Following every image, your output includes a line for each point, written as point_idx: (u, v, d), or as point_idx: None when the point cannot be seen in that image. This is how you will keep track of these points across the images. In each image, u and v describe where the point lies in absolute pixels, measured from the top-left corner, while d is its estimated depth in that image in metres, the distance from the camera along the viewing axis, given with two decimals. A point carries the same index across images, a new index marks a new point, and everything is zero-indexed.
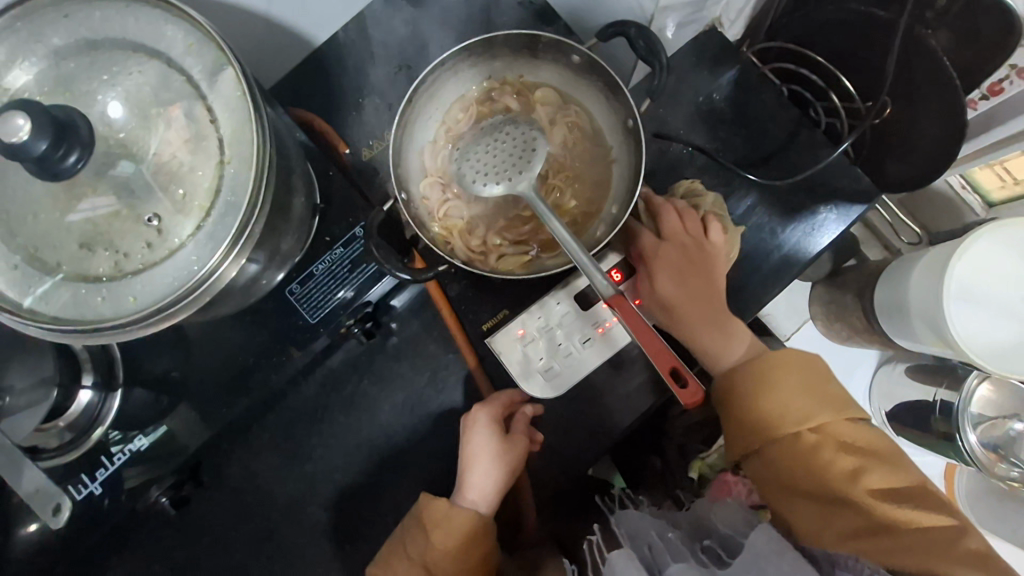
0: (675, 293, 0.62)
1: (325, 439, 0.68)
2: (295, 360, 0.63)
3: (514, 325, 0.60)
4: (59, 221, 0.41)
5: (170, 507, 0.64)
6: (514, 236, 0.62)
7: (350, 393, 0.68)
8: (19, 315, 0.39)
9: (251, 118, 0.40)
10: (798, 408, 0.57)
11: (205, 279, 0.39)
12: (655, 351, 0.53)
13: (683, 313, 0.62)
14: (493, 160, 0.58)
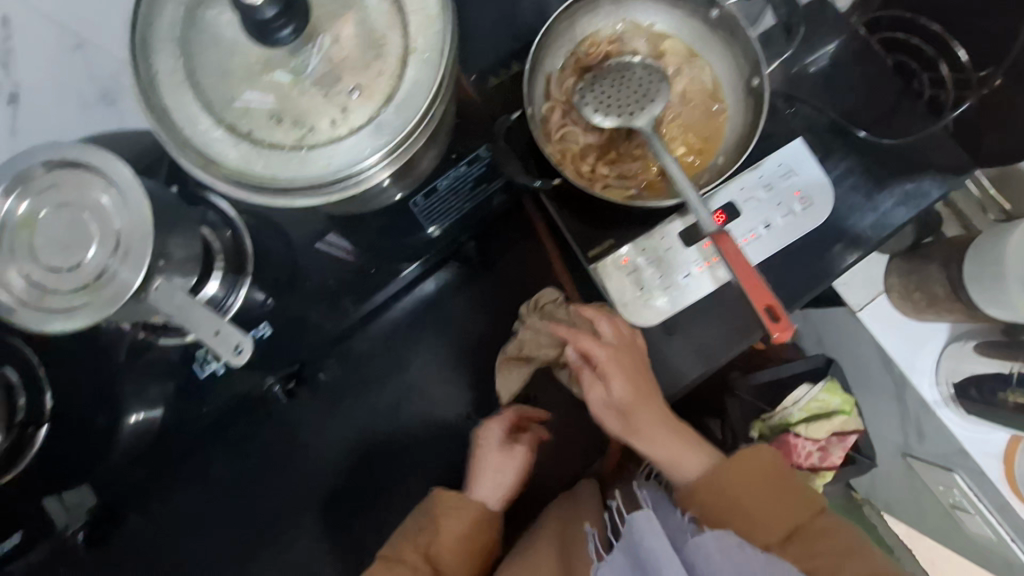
0: (647, 437, 0.61)
1: (419, 351, 0.77)
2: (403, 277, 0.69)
3: (619, 253, 0.62)
4: (250, 91, 0.45)
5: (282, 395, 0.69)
6: (621, 170, 0.62)
7: (446, 309, 0.77)
8: (218, 169, 0.43)
9: (446, 24, 0.44)
10: (764, 495, 0.58)
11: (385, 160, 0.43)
12: (751, 281, 0.51)
13: (642, 439, 0.61)
14: (615, 96, 0.60)
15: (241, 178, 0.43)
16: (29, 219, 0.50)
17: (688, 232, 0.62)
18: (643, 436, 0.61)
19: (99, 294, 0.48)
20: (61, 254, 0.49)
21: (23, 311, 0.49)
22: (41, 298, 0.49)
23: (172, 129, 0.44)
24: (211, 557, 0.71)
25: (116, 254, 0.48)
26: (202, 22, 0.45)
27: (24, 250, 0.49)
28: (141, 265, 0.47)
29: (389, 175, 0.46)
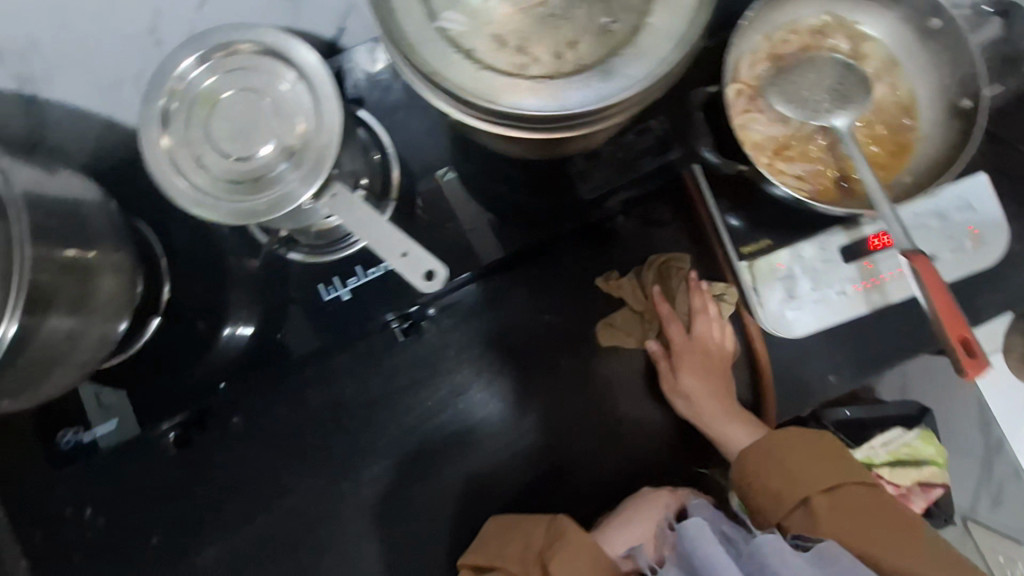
0: (707, 403, 0.60)
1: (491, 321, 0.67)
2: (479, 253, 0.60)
3: (776, 256, 0.59)
4: (476, 10, 0.42)
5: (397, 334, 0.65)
6: (797, 168, 0.57)
7: (527, 277, 0.67)
8: (435, 80, 0.40)
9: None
10: (816, 461, 0.54)
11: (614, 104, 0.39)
12: (947, 309, 0.47)
13: (706, 414, 0.60)
14: (808, 91, 0.57)
15: (455, 94, 0.40)
16: (206, 95, 0.46)
17: (850, 248, 0.60)
18: (705, 407, 0.60)
19: (262, 195, 0.45)
20: (232, 141, 0.46)
21: (177, 187, 0.45)
22: (198, 181, 0.45)
23: (394, 31, 0.40)
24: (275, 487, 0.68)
25: (291, 156, 0.46)
26: None
27: (196, 126, 0.46)
28: (314, 176, 0.44)
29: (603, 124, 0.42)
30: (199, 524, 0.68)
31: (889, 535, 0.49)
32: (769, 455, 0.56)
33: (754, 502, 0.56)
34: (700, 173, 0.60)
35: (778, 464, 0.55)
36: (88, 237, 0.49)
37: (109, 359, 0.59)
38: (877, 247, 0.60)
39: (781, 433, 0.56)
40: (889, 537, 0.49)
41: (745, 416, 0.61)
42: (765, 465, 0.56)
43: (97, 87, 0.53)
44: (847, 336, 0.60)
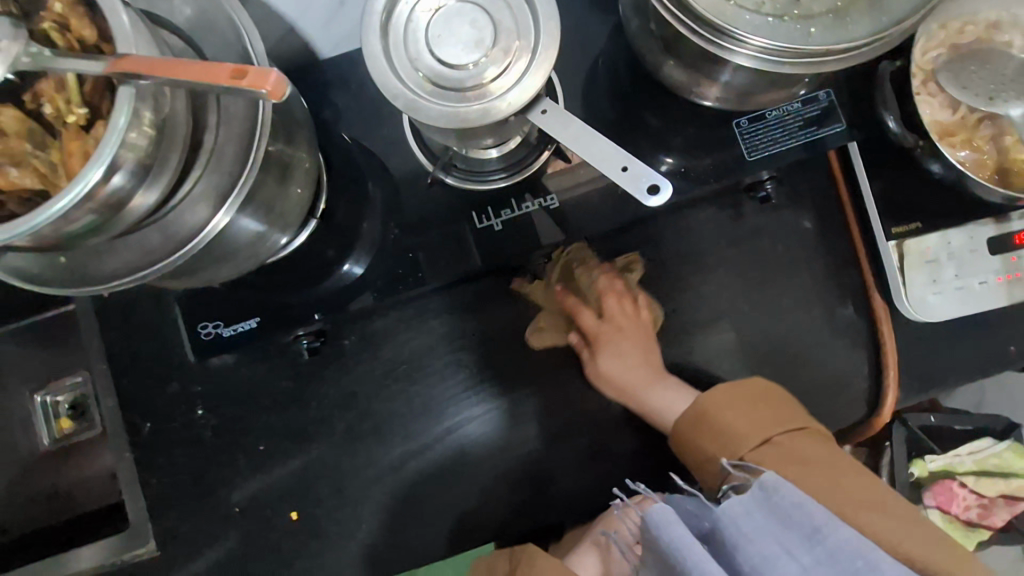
0: (626, 377, 0.63)
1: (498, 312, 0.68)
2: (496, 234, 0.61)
3: (924, 239, 0.60)
4: None
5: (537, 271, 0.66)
6: (960, 156, 0.58)
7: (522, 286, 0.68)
8: (681, 2, 0.42)
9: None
10: (753, 417, 0.57)
11: (853, 47, 0.40)
12: None
13: (628, 389, 0.63)
14: (977, 81, 0.58)
15: (680, 4, 0.42)
16: (432, 4, 0.49)
17: (997, 240, 0.60)
18: (627, 382, 0.63)
19: (470, 105, 0.46)
20: (446, 48, 0.47)
21: (395, 86, 0.47)
22: (410, 81, 0.47)
23: None
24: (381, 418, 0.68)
25: (501, 74, 0.47)
26: None
27: (416, 32, 0.48)
28: (527, 95, 0.46)
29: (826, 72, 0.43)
30: (306, 439, 0.68)
31: (831, 464, 0.54)
32: (710, 414, 0.58)
33: (698, 458, 0.59)
34: (854, 148, 0.61)
35: (718, 421, 0.58)
36: (290, 131, 0.51)
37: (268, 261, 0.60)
38: None
39: (706, 400, 0.59)
40: (828, 469, 0.53)
41: (660, 375, 0.64)
42: (702, 419, 0.59)
43: None
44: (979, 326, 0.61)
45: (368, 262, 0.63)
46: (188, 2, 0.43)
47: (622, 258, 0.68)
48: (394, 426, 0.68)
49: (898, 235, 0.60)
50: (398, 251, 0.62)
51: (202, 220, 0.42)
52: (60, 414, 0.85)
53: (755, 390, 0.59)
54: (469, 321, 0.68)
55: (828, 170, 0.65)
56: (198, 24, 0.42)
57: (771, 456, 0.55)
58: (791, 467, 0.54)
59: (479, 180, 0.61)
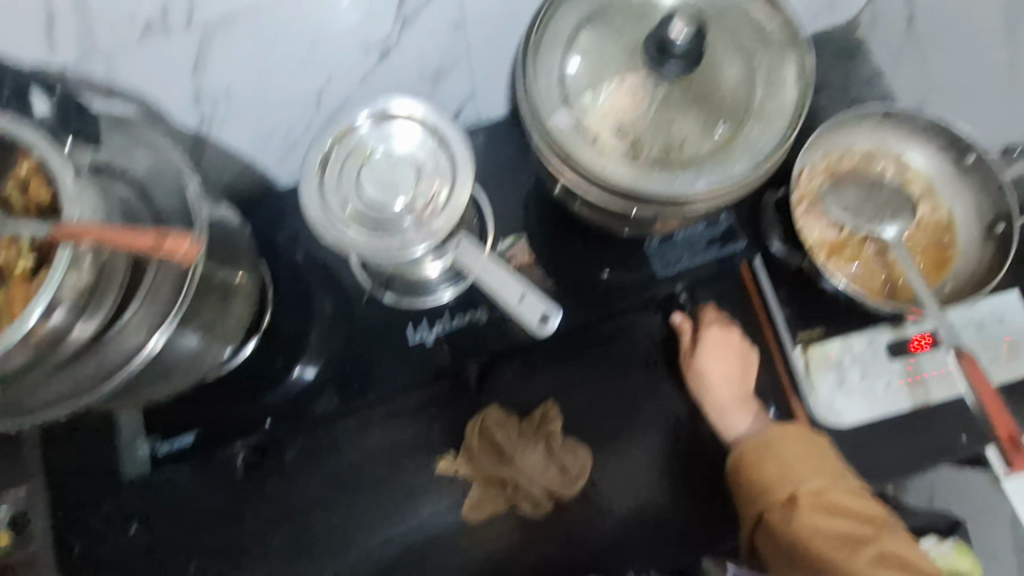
0: (715, 390, 0.64)
1: (435, 420, 0.69)
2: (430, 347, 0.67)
3: (829, 345, 0.65)
4: (603, 103, 0.50)
5: (472, 380, 0.69)
6: (852, 270, 0.64)
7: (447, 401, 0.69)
8: (567, 155, 0.48)
9: (791, 126, 0.48)
10: (787, 466, 0.58)
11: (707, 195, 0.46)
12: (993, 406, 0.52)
13: (711, 397, 0.64)
14: (856, 204, 0.65)
15: (567, 156, 0.48)
16: (362, 149, 0.55)
17: (894, 346, 0.65)
18: (710, 389, 0.64)
19: (393, 240, 0.52)
20: (374, 190, 0.54)
21: (325, 224, 0.52)
22: (337, 217, 0.53)
23: (537, 103, 0.49)
24: (314, 532, 0.67)
25: (423, 212, 0.53)
26: (581, 39, 0.51)
27: (348, 176, 0.54)
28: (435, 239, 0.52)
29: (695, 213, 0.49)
30: (243, 554, 0.66)
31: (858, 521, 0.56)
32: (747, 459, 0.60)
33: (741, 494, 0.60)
34: (760, 263, 0.66)
35: (754, 465, 0.59)
36: (232, 260, 0.56)
37: (213, 378, 0.63)
38: (919, 349, 0.65)
39: (774, 435, 0.60)
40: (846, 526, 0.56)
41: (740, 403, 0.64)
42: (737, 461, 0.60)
43: (255, 135, 0.62)
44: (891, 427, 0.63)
45: (319, 367, 0.67)
46: (146, 158, 0.47)
47: (536, 408, 0.68)
48: (333, 538, 0.67)
49: (802, 342, 0.65)
50: (336, 363, 0.68)
51: (138, 343, 0.46)
52: None
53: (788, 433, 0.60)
54: (406, 429, 0.69)
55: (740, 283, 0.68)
56: (153, 176, 0.47)
57: (801, 503, 0.57)
58: (813, 516, 0.56)
59: (414, 296, 0.67)
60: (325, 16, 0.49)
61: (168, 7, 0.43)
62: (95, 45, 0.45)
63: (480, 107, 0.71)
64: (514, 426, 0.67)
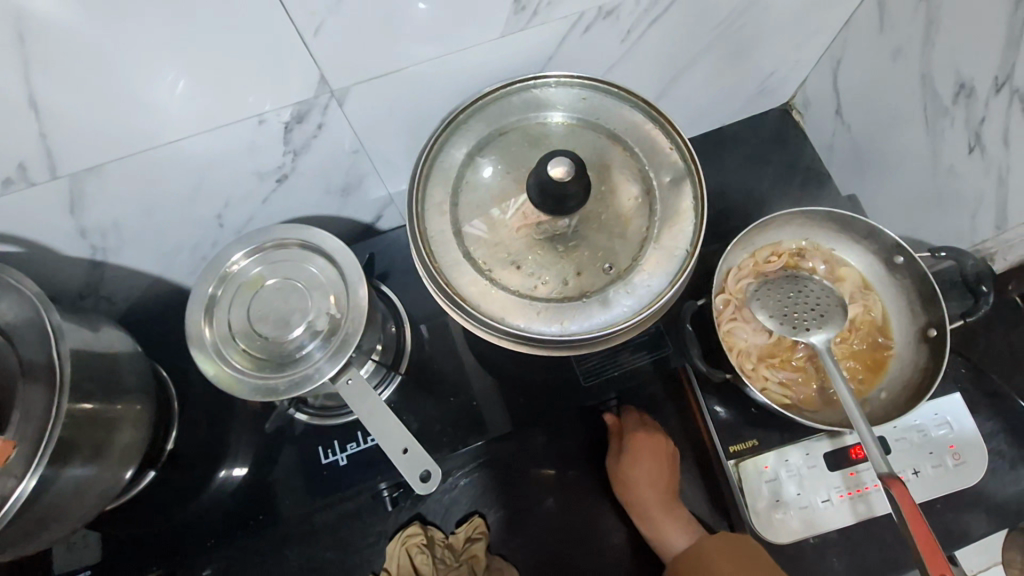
0: (646, 496, 0.63)
1: (358, 540, 0.65)
2: (342, 466, 0.62)
3: (762, 458, 0.61)
4: (496, 233, 0.49)
5: (387, 504, 0.63)
6: (782, 376, 0.61)
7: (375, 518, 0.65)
8: (455, 294, 0.46)
9: (691, 251, 0.46)
10: None
11: (599, 334, 0.45)
12: (926, 541, 0.48)
13: (642, 499, 0.63)
14: (787, 306, 0.63)
15: (453, 294, 0.46)
16: (257, 279, 0.53)
17: (833, 455, 0.61)
18: (641, 491, 0.63)
19: (282, 374, 0.50)
20: (269, 322, 0.52)
21: (213, 359, 0.50)
22: (227, 354, 0.51)
23: (427, 241, 0.47)
24: None
25: (319, 341, 0.51)
26: (475, 167, 0.51)
27: (239, 306, 0.52)
28: (342, 350, 0.49)
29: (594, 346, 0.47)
30: None
31: None
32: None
33: None
34: (693, 373, 0.63)
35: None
36: (118, 392, 0.53)
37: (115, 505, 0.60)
38: (859, 457, 0.61)
39: (704, 547, 0.59)
40: None
41: (674, 508, 0.63)
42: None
43: (159, 255, 0.60)
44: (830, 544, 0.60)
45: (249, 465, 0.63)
46: (13, 305, 0.46)
47: (464, 525, 0.65)
48: None
49: (736, 456, 0.61)
50: (248, 484, 0.62)
51: None
52: None
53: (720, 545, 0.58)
54: (326, 550, 0.65)
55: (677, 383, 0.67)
56: (21, 327, 0.45)
57: None
58: None
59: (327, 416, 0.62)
60: (209, 152, 0.49)
61: (27, 164, 0.42)
62: None
63: (402, 209, 0.70)
64: (441, 547, 0.64)
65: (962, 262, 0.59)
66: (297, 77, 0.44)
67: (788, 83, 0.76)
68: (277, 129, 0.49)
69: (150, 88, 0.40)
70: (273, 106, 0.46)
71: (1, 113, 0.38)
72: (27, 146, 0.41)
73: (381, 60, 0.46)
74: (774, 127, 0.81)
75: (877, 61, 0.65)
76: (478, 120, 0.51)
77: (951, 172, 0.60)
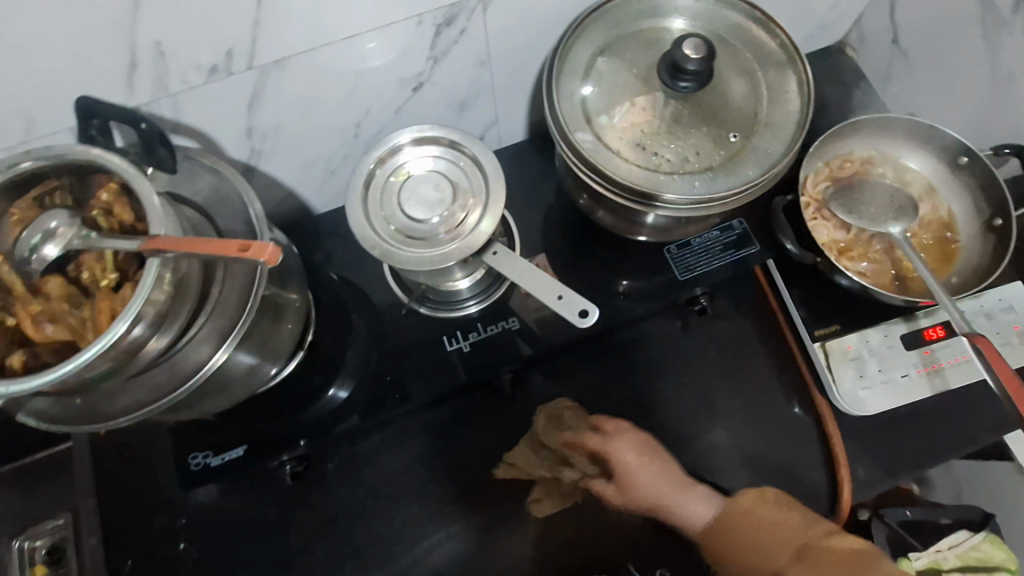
0: (640, 493, 0.63)
1: (468, 430, 0.70)
2: (459, 357, 0.70)
3: (845, 339, 0.67)
4: (621, 119, 0.56)
5: (506, 385, 0.70)
6: (860, 266, 0.68)
7: (487, 408, 0.71)
8: (594, 166, 0.53)
9: (799, 128, 0.53)
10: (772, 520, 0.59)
11: (724, 196, 0.51)
12: (1012, 383, 0.54)
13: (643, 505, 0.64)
14: (862, 205, 0.69)
15: (593, 167, 0.53)
16: (402, 171, 0.60)
17: (911, 336, 0.67)
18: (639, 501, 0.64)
19: (434, 249, 0.56)
20: (417, 207, 0.58)
21: (372, 238, 0.57)
22: (382, 233, 0.57)
23: (564, 125, 0.54)
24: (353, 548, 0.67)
25: (461, 224, 0.58)
26: (598, 65, 0.57)
27: (389, 194, 0.59)
28: (477, 244, 0.56)
29: (715, 213, 0.53)
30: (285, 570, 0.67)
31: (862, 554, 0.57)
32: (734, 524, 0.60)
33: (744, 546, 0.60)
34: (773, 266, 0.70)
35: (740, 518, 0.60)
36: (281, 277, 0.59)
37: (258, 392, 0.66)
38: (934, 337, 0.67)
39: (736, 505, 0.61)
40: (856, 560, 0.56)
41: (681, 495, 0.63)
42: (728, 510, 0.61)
43: (298, 165, 0.67)
44: (905, 417, 0.67)
45: (351, 388, 0.70)
46: (206, 185, 0.52)
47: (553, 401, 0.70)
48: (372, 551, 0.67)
49: (820, 338, 0.67)
50: (374, 376, 0.70)
51: (204, 357, 0.49)
52: (34, 561, 0.74)
53: (758, 496, 0.62)
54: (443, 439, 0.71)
55: (755, 283, 0.72)
56: (217, 202, 0.52)
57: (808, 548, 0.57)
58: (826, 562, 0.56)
59: (451, 307, 0.71)
60: (369, 54, 0.55)
61: (234, 51, 0.49)
62: (167, 90, 0.50)
63: (501, 132, 0.77)
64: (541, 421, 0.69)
65: None
66: None
67: (846, 17, 0.83)
68: (429, 32, 0.56)
69: None
70: (433, 7, 0.53)
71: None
72: (238, 35, 0.48)
73: None
74: (832, 60, 0.87)
75: None
76: (600, 25, 0.58)
77: (1010, 78, 0.67)
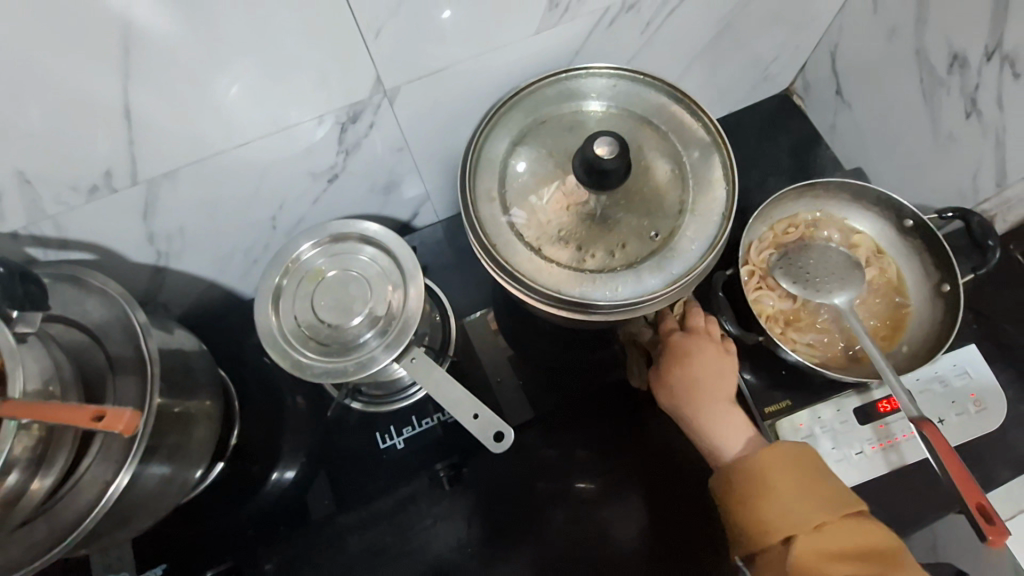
0: (698, 400, 0.57)
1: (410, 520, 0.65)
2: (398, 449, 0.66)
3: (797, 416, 0.64)
4: (541, 213, 0.53)
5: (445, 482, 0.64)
6: (808, 338, 0.65)
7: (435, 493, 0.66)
8: (511, 269, 0.49)
9: (726, 218, 0.50)
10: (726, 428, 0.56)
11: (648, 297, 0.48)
12: (962, 477, 0.51)
13: (699, 385, 0.58)
14: (809, 272, 0.66)
15: (509, 270, 0.49)
16: (317, 272, 0.56)
17: (863, 410, 0.65)
18: (697, 376, 0.58)
19: (350, 358, 0.53)
20: (334, 312, 0.54)
21: (285, 350, 0.53)
22: (295, 342, 0.54)
23: (481, 224, 0.51)
24: None
25: (378, 327, 0.54)
26: (517, 154, 0.54)
27: (302, 298, 0.55)
28: (395, 348, 0.52)
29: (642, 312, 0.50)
30: None
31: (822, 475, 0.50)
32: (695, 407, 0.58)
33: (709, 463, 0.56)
34: None
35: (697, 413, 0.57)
36: (190, 390, 0.55)
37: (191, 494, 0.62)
38: (888, 410, 0.65)
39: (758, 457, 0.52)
40: (807, 472, 0.50)
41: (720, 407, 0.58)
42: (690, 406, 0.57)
43: (214, 260, 0.63)
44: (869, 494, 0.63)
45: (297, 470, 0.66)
46: (96, 306, 0.49)
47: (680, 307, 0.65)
48: None
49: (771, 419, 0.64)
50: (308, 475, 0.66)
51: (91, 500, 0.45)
52: None
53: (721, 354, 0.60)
54: None
55: None
56: (106, 326, 0.48)
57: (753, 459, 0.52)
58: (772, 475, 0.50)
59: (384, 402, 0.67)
60: (270, 155, 0.52)
61: (112, 171, 0.45)
62: (44, 212, 0.46)
63: (436, 205, 0.74)
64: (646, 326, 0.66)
65: (969, 220, 0.62)
66: (355, 79, 0.48)
67: (789, 69, 0.81)
68: (334, 130, 0.52)
69: (223, 96, 0.44)
70: (332, 106, 0.50)
71: (90, 121, 0.41)
72: (113, 155, 0.44)
73: (429, 58, 0.49)
74: (777, 111, 0.85)
75: (871, 42, 0.70)
76: (517, 110, 0.55)
77: (951, 138, 0.65)
